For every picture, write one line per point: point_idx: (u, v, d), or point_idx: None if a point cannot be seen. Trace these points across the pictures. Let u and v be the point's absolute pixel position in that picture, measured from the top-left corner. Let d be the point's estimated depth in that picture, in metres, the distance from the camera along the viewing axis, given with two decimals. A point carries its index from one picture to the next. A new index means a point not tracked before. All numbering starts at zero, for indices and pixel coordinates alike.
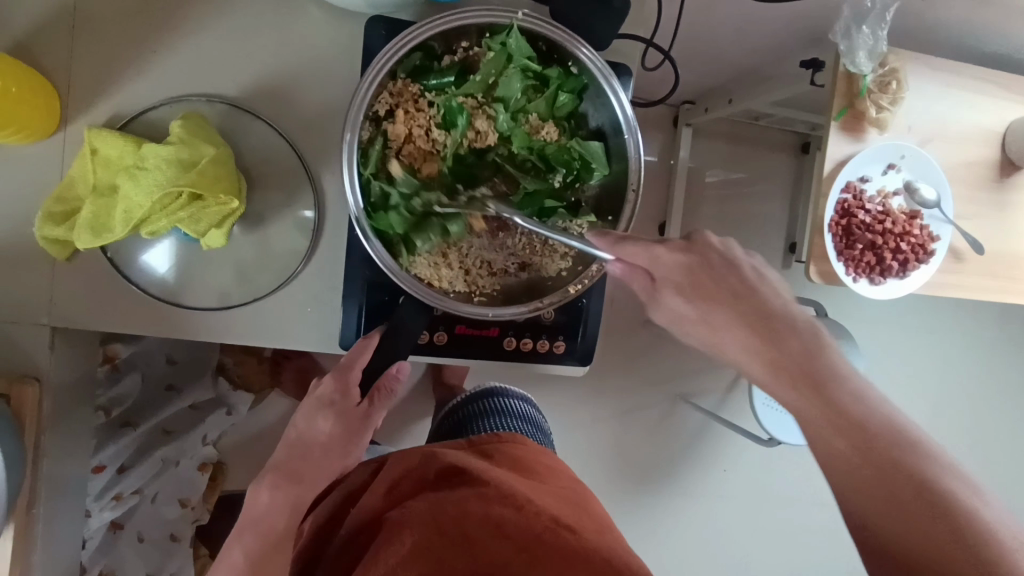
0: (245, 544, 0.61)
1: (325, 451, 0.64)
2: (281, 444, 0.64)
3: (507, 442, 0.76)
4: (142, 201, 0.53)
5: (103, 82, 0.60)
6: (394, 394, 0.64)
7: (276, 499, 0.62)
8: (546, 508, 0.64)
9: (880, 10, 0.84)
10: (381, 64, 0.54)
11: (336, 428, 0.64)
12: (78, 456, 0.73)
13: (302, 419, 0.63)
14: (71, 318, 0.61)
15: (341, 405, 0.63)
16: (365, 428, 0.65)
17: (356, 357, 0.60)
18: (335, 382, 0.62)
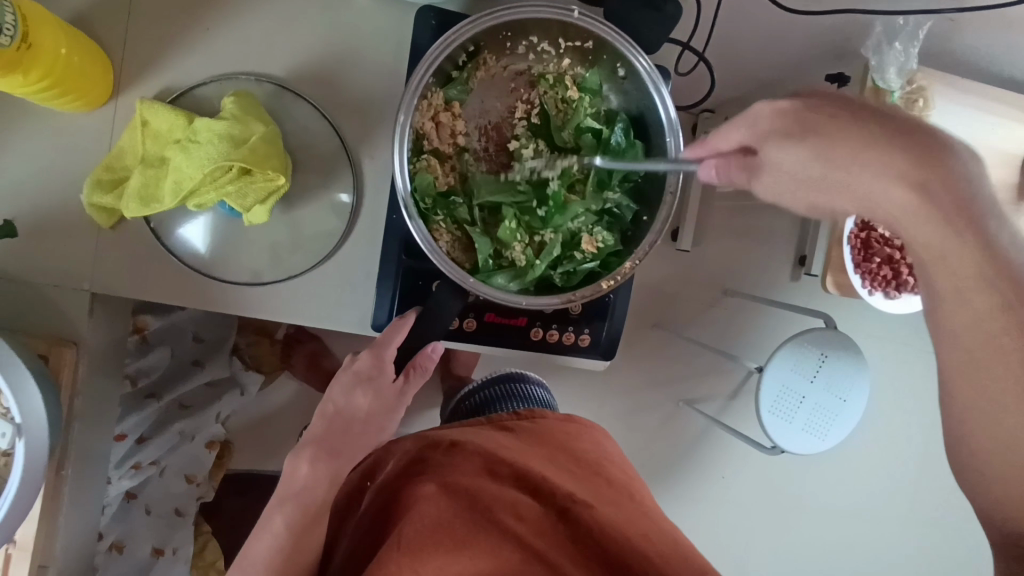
0: (284, 513, 0.60)
1: (365, 424, 0.66)
2: (318, 415, 0.65)
3: (527, 420, 0.79)
4: (193, 173, 0.54)
5: (157, 57, 0.61)
6: (426, 372, 0.66)
7: (316, 471, 0.61)
8: (560, 484, 0.67)
9: (913, 28, 0.87)
10: (436, 52, 0.55)
11: (374, 404, 0.65)
12: (105, 421, 0.75)
13: (340, 393, 0.64)
14: (111, 286, 0.62)
15: (378, 382, 0.64)
16: (396, 405, 0.67)
17: (391, 336, 0.62)
18: (371, 358, 0.63)
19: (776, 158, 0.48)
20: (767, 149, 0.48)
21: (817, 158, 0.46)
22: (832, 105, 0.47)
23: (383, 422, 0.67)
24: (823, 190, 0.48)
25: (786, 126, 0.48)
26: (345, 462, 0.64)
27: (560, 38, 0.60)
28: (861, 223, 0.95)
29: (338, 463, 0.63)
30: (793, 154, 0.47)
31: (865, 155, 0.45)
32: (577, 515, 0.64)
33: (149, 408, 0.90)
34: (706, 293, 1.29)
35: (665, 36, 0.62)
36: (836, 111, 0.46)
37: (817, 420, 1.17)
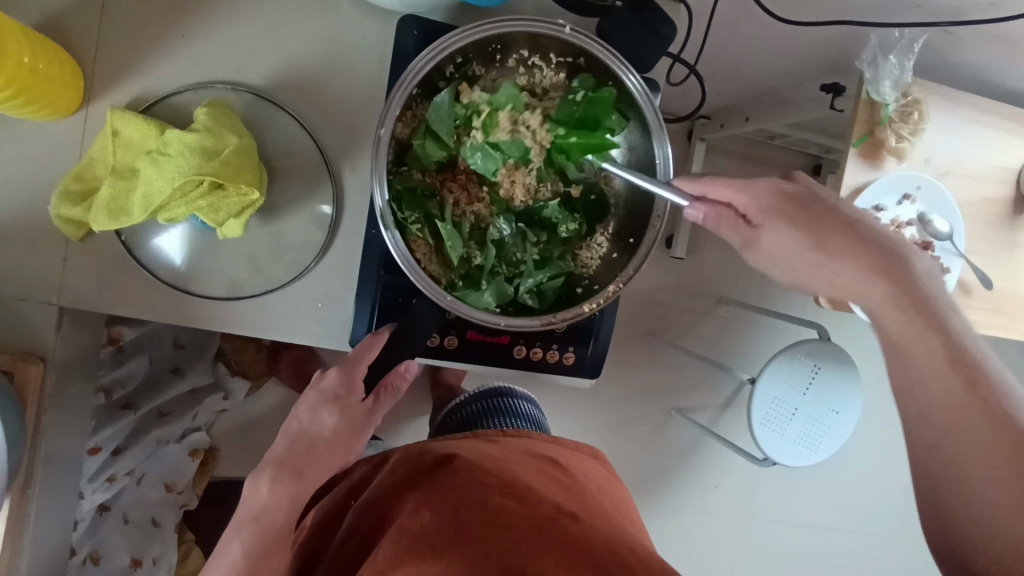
0: (243, 535, 0.62)
1: (330, 445, 0.64)
2: (282, 436, 0.64)
3: (512, 436, 0.76)
4: (163, 187, 0.52)
5: (129, 64, 0.59)
6: (399, 392, 0.65)
7: (278, 491, 0.62)
8: (548, 496, 0.62)
9: (909, 41, 0.85)
10: (424, 63, 0.53)
11: (340, 423, 0.63)
12: (76, 433, 0.73)
13: (305, 412, 0.63)
14: (79, 300, 0.60)
15: (345, 401, 0.63)
16: (366, 425, 0.65)
17: (363, 353, 0.60)
18: (341, 375, 0.61)
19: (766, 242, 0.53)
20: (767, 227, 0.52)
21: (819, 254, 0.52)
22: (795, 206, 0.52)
23: (351, 444, 0.65)
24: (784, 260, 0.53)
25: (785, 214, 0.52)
26: (308, 484, 0.63)
27: (551, 53, 0.58)
28: None
29: (302, 483, 0.63)
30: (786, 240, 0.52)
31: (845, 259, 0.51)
32: (567, 525, 0.59)
33: (124, 419, 0.90)
34: (699, 300, 1.29)
35: (660, 52, 0.61)
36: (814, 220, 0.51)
37: (809, 432, 1.15)
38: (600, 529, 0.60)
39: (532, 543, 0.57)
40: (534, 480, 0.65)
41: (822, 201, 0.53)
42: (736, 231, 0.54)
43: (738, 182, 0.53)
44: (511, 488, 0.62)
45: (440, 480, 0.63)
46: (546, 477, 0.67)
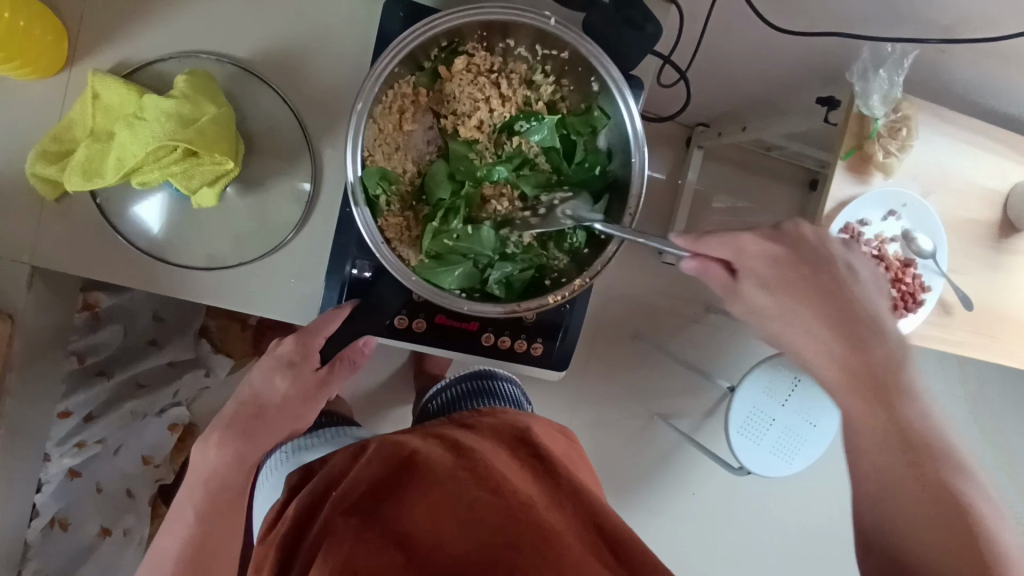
0: (197, 500, 0.61)
1: (280, 411, 0.65)
2: (232, 401, 0.65)
3: (488, 415, 0.75)
4: (137, 151, 0.53)
5: (114, 30, 0.60)
6: (354, 365, 0.65)
7: (223, 455, 0.62)
8: (522, 486, 0.61)
9: (899, 56, 0.85)
10: (405, 43, 0.53)
11: (291, 390, 0.64)
12: (45, 395, 0.73)
13: (259, 378, 0.64)
14: (52, 261, 0.61)
15: (299, 368, 0.63)
16: (319, 394, 0.65)
17: (323, 324, 0.61)
18: (296, 343, 0.62)
19: (750, 295, 0.56)
20: (748, 285, 0.56)
21: (786, 306, 0.55)
22: (793, 261, 0.55)
23: (301, 412, 0.65)
24: (765, 319, 0.56)
25: (766, 274, 0.55)
26: (255, 449, 0.64)
27: (537, 45, 0.58)
28: None
29: (247, 445, 0.63)
30: (758, 295, 0.55)
31: (809, 319, 0.54)
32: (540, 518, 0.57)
33: (98, 385, 0.90)
34: (687, 306, 1.30)
35: (643, 48, 0.61)
36: (798, 275, 0.54)
37: (786, 443, 1.15)
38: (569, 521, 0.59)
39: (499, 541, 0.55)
40: (507, 469, 0.63)
41: (825, 260, 0.56)
42: (719, 283, 0.56)
43: (731, 237, 0.54)
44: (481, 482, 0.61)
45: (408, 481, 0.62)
46: (520, 465, 0.65)
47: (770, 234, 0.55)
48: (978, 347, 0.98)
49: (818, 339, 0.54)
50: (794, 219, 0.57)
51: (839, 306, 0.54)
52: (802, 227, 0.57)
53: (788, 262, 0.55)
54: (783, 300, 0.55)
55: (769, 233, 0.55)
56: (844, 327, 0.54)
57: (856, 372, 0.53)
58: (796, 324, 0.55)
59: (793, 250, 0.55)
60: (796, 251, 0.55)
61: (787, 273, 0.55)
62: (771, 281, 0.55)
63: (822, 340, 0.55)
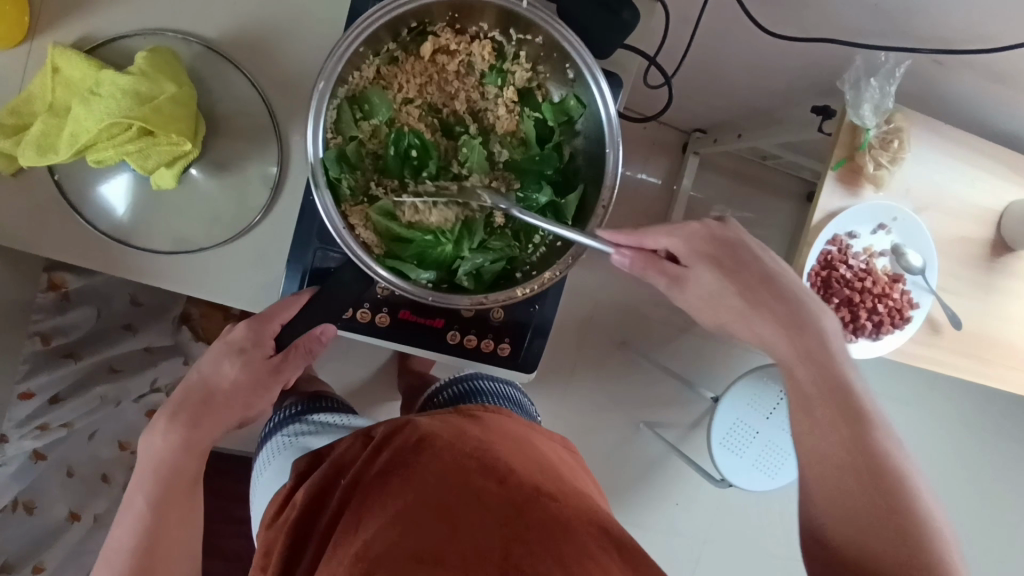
0: (145, 490, 0.61)
1: (230, 399, 0.62)
2: (183, 384, 0.63)
3: (493, 413, 0.72)
4: (90, 127, 0.51)
5: (80, 4, 0.58)
6: (312, 353, 0.63)
7: (168, 441, 0.61)
8: (529, 477, 0.59)
9: (892, 65, 0.83)
10: (370, 21, 0.50)
11: (241, 376, 0.61)
12: (6, 375, 0.72)
13: (208, 363, 0.62)
14: (10, 237, 0.60)
15: (250, 354, 0.61)
16: (272, 381, 0.63)
17: (279, 310, 0.59)
18: (249, 330, 0.60)
19: (698, 279, 0.55)
20: (695, 269, 0.55)
21: (732, 289, 0.54)
22: (727, 253, 0.55)
23: (253, 401, 0.63)
24: (719, 301, 0.55)
25: (716, 255, 0.55)
26: (204, 435, 0.61)
27: (511, 29, 0.55)
28: (823, 261, 0.92)
29: (196, 433, 0.61)
30: (709, 279, 0.55)
31: (761, 315, 0.54)
32: (546, 510, 0.56)
33: (63, 367, 0.88)
34: (676, 314, 1.28)
35: (621, 40, 0.59)
36: (749, 272, 0.55)
37: (768, 457, 1.13)
38: (577, 510, 0.58)
39: (509, 527, 0.54)
40: (517, 460, 0.62)
41: (753, 259, 0.56)
42: (658, 277, 0.56)
43: (669, 228, 0.54)
44: (491, 469, 0.59)
45: (419, 465, 0.60)
46: (526, 457, 0.63)
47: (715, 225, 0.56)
48: (966, 369, 0.96)
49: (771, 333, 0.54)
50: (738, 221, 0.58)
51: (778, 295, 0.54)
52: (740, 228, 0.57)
53: (723, 247, 0.55)
54: (728, 286, 0.54)
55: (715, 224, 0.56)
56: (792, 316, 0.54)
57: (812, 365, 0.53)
58: (735, 316, 0.55)
59: (725, 246, 0.55)
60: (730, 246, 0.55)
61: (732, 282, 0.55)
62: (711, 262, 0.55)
63: (734, 318, 0.55)
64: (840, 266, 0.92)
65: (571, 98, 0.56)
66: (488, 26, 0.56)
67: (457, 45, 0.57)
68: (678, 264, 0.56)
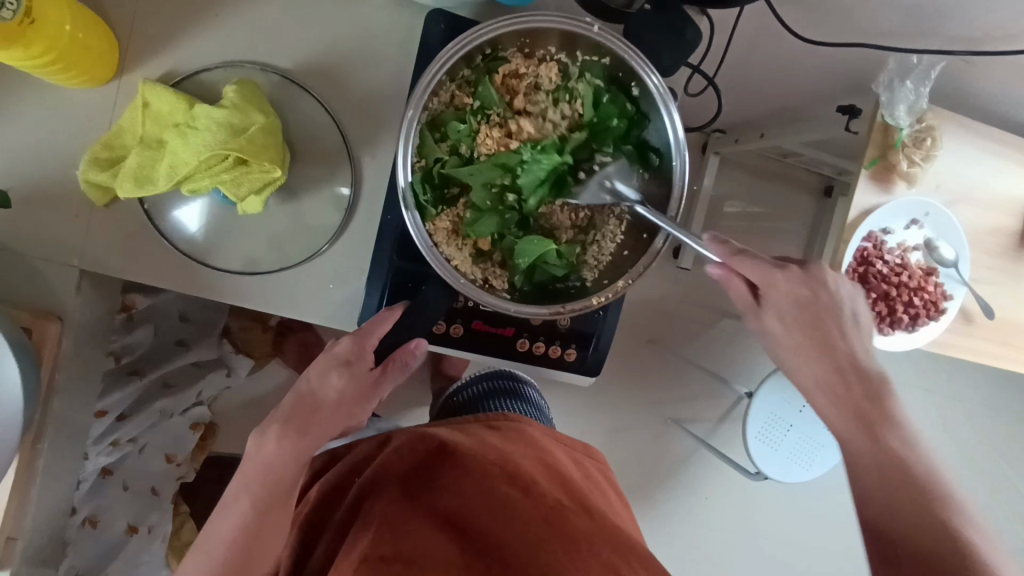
0: (252, 495, 0.61)
1: (335, 411, 0.64)
2: (289, 397, 0.65)
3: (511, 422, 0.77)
4: (189, 159, 0.54)
5: (164, 40, 0.61)
6: (408, 367, 0.64)
7: (282, 450, 0.62)
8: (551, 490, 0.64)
9: (926, 67, 0.86)
10: (454, 51, 0.55)
11: (347, 389, 0.64)
12: (85, 395, 0.75)
13: (314, 375, 0.64)
14: (101, 264, 0.62)
15: (355, 368, 0.63)
16: (372, 395, 0.65)
17: (375, 325, 0.62)
18: (353, 344, 0.62)
19: (769, 325, 0.62)
20: (772, 310, 0.61)
21: (790, 326, 0.61)
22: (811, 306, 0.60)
23: (355, 412, 0.65)
24: (779, 344, 0.63)
25: (792, 306, 0.60)
26: (311, 444, 0.63)
27: (578, 51, 0.59)
28: (859, 258, 0.94)
29: (303, 443, 0.62)
30: (775, 324, 0.62)
31: (802, 338, 0.61)
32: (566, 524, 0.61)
33: (131, 385, 0.92)
34: (706, 311, 1.30)
35: (682, 60, 0.62)
36: (811, 317, 0.61)
37: (803, 449, 1.16)
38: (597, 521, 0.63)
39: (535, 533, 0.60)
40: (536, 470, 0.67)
41: (834, 305, 0.61)
42: (739, 296, 0.63)
43: (764, 271, 0.59)
44: (515, 478, 0.64)
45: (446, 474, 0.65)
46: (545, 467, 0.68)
47: (799, 275, 0.60)
48: (996, 356, 0.99)
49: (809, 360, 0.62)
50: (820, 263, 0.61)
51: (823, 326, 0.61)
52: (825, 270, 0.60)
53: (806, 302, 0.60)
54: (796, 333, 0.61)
55: (799, 274, 0.60)
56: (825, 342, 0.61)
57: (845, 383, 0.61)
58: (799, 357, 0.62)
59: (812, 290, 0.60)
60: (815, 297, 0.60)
61: (804, 316, 0.61)
62: (790, 316, 0.61)
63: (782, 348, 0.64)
64: (876, 262, 0.94)
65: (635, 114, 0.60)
66: (555, 50, 0.60)
67: (524, 68, 0.60)
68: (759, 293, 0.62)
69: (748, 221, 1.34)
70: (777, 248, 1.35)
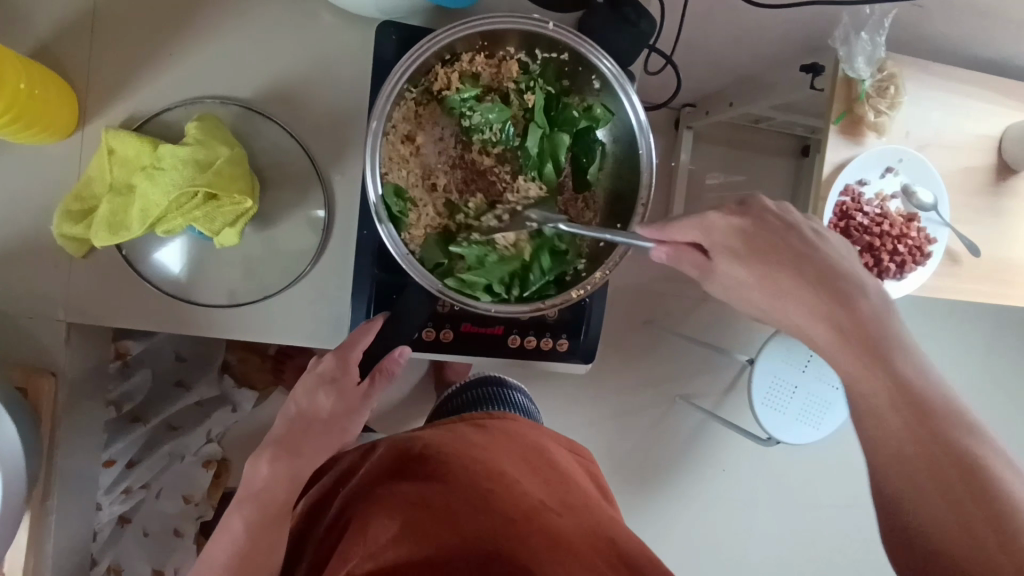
0: (244, 515, 0.63)
1: (326, 426, 0.66)
2: (281, 418, 0.66)
3: (498, 419, 0.77)
4: (159, 200, 0.55)
5: (121, 85, 0.61)
6: (392, 377, 0.65)
7: (275, 471, 0.64)
8: (534, 491, 0.63)
9: (878, 17, 0.87)
10: (413, 59, 0.56)
11: (337, 405, 0.65)
12: (88, 445, 0.75)
13: (302, 395, 0.65)
14: (86, 315, 0.63)
15: (341, 383, 0.64)
16: (361, 407, 0.67)
17: (358, 338, 0.62)
18: (336, 360, 0.63)
19: (726, 272, 0.53)
20: (720, 261, 0.52)
21: (764, 283, 0.51)
22: (760, 231, 0.52)
23: (346, 425, 0.67)
24: (747, 295, 0.53)
25: (737, 243, 0.52)
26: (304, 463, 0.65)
27: (537, 48, 0.60)
28: (839, 212, 0.94)
29: (296, 462, 0.65)
30: (740, 271, 0.52)
31: (793, 295, 0.50)
32: (549, 522, 0.59)
33: (134, 432, 0.91)
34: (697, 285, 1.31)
35: (643, 46, 0.62)
36: (767, 241, 0.51)
37: (810, 409, 1.16)
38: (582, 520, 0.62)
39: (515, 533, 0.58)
40: (518, 475, 0.65)
41: (787, 228, 0.52)
42: (694, 265, 0.54)
43: (695, 221, 0.52)
44: (497, 477, 0.62)
45: (430, 477, 0.63)
46: (526, 468, 0.67)
47: (739, 209, 0.52)
48: (987, 294, 1.00)
49: (811, 313, 0.50)
50: (760, 194, 0.54)
51: (808, 266, 0.50)
52: (766, 201, 0.53)
53: (753, 231, 0.52)
54: (759, 272, 0.51)
55: (738, 208, 0.52)
56: (819, 279, 0.50)
57: (852, 338, 0.48)
58: (781, 308, 0.52)
59: (758, 220, 0.52)
60: (763, 222, 0.52)
61: (759, 244, 0.51)
62: (743, 253, 0.52)
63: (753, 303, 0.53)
64: (856, 214, 0.94)
65: (598, 106, 0.61)
66: (514, 50, 0.60)
67: (484, 69, 0.61)
68: (705, 255, 0.54)
69: (728, 191, 1.35)
70: None
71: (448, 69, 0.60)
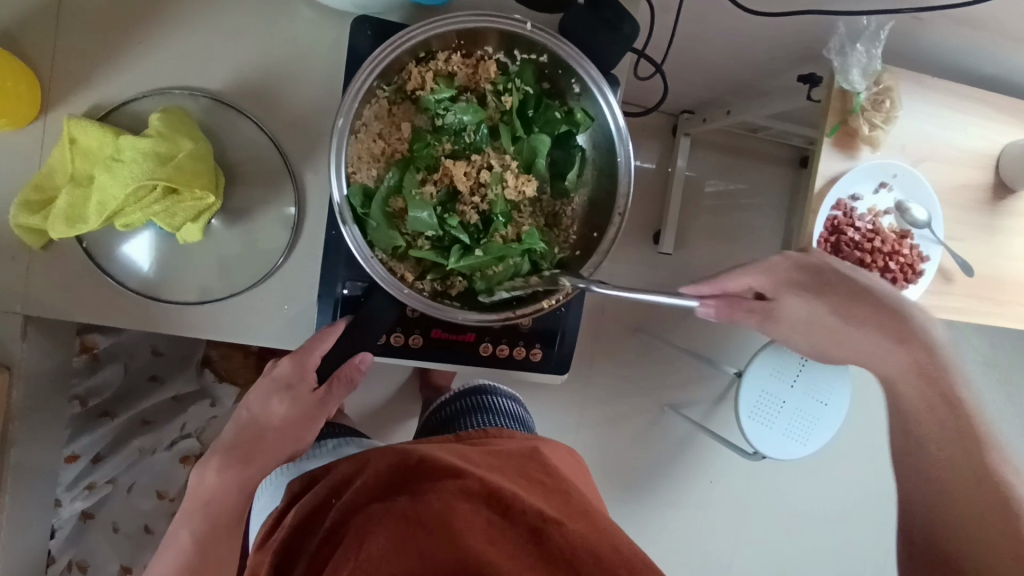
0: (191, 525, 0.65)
1: (279, 435, 0.65)
2: (233, 424, 0.67)
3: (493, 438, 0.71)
4: (117, 193, 0.53)
5: (86, 74, 0.59)
6: (353, 383, 0.64)
7: (223, 478, 0.65)
8: (534, 504, 0.58)
9: (875, 29, 0.84)
10: (384, 56, 0.54)
11: (290, 411, 0.65)
12: (48, 440, 0.74)
13: (256, 401, 0.65)
14: (43, 309, 0.61)
15: (296, 390, 0.63)
16: (318, 414, 0.65)
17: (317, 343, 0.60)
18: (291, 366, 0.62)
19: (791, 308, 0.65)
20: (790, 299, 0.64)
21: (836, 317, 0.63)
22: (820, 277, 0.64)
23: (301, 433, 0.66)
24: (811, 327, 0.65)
25: (797, 283, 0.64)
26: (255, 471, 0.65)
27: (515, 49, 0.58)
28: (830, 227, 0.93)
29: (245, 471, 0.65)
30: (806, 308, 0.64)
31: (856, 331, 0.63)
32: (551, 541, 0.55)
33: (102, 427, 0.91)
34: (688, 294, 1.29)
35: (626, 51, 0.60)
36: (838, 285, 0.63)
37: (798, 425, 1.14)
38: (584, 530, 0.57)
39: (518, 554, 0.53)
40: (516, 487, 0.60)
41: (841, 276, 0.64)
42: (751, 307, 0.65)
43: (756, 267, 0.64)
44: (496, 494, 0.57)
45: (425, 492, 0.57)
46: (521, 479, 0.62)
47: (802, 257, 0.65)
48: (980, 313, 0.98)
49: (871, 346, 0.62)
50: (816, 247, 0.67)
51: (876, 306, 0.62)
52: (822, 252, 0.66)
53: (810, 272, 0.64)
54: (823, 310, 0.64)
55: (801, 256, 0.65)
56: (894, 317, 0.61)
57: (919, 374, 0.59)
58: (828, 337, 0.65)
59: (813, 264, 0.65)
60: (821, 272, 0.64)
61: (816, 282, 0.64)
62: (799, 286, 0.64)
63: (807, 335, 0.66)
64: (847, 229, 0.92)
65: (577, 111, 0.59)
66: (492, 50, 0.59)
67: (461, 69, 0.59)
68: (764, 299, 0.65)
69: (724, 199, 1.33)
70: (757, 223, 1.34)
71: (423, 69, 0.58)
